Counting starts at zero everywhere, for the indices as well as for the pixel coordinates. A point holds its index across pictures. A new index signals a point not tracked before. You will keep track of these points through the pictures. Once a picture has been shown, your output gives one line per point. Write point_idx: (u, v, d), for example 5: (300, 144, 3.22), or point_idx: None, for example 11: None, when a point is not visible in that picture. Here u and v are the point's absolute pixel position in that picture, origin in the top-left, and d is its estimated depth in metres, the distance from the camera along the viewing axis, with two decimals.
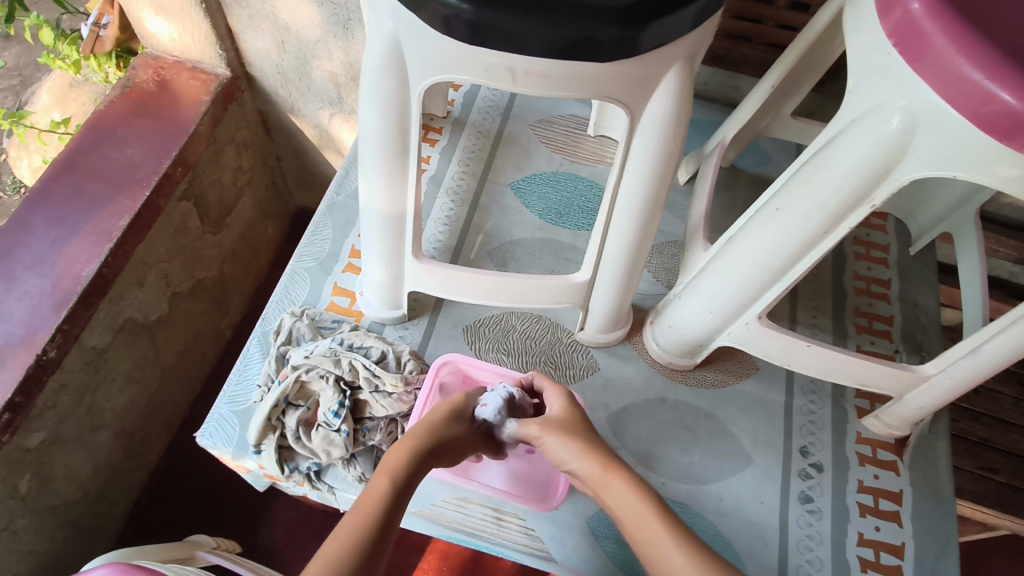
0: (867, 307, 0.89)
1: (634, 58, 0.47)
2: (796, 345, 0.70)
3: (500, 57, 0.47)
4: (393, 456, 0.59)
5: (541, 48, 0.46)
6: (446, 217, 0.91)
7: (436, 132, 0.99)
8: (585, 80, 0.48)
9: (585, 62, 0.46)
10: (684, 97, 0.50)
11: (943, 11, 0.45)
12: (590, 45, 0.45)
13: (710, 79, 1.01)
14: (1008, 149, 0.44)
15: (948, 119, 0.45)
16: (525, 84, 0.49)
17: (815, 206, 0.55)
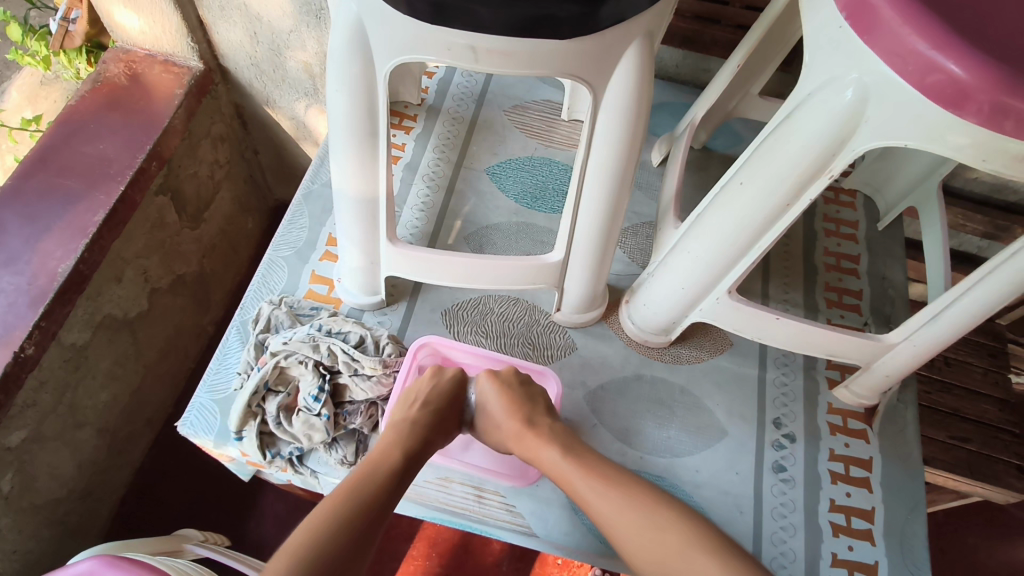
0: (837, 282, 0.91)
1: (594, 35, 0.48)
2: (764, 317, 0.72)
3: (462, 36, 0.48)
4: (391, 440, 0.65)
5: (501, 26, 0.46)
6: (422, 204, 0.92)
7: (411, 120, 0.99)
8: (547, 60, 0.49)
9: (546, 39, 0.47)
10: (645, 74, 0.52)
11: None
12: (550, 23, 0.46)
13: (682, 61, 1.03)
14: (959, 118, 0.45)
15: (899, 89, 0.46)
16: (488, 63, 0.50)
17: (777, 179, 0.56)
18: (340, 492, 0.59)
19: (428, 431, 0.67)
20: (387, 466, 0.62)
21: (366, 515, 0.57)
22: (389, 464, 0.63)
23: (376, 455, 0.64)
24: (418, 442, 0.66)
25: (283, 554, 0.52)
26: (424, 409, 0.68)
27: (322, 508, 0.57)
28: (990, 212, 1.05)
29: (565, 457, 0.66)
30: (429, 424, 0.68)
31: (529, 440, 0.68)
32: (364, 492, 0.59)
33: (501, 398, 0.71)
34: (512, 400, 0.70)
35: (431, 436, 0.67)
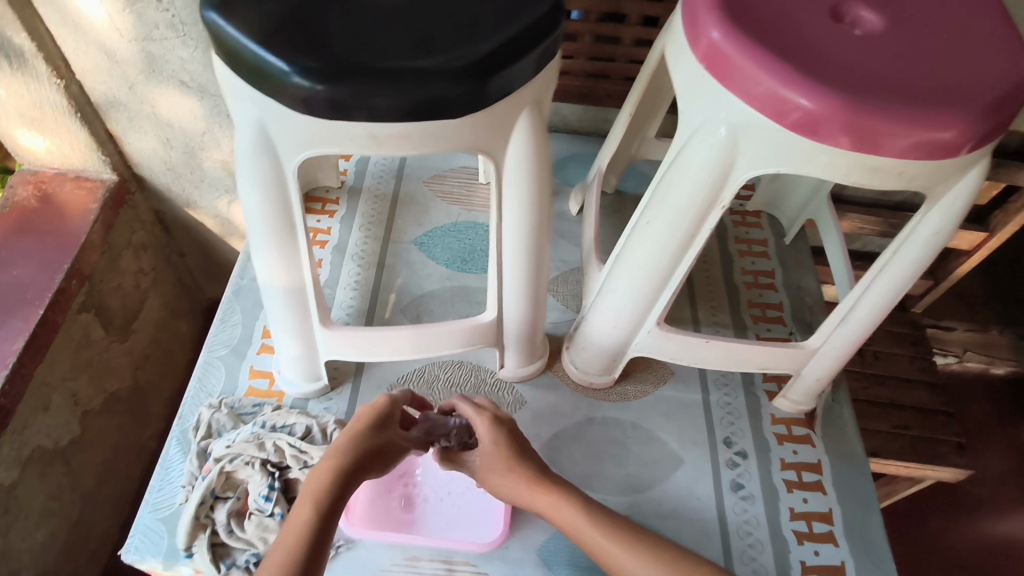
0: (758, 298, 0.97)
1: (484, 109, 0.51)
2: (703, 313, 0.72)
3: (361, 126, 0.50)
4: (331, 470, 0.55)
5: (396, 112, 0.49)
6: (354, 283, 0.93)
7: (333, 204, 1.01)
8: (444, 138, 0.52)
9: (441, 119, 0.50)
10: (538, 136, 0.56)
11: (739, 36, 0.52)
12: (440, 103, 0.49)
13: (583, 115, 1.09)
14: (820, 143, 0.51)
15: (764, 125, 0.53)
16: (389, 148, 0.52)
17: (676, 215, 0.61)
18: (284, 540, 0.50)
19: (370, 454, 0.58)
20: (326, 499, 0.53)
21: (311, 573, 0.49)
22: (328, 499, 0.53)
23: (317, 477, 0.55)
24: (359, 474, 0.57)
25: None
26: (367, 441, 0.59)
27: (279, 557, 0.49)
28: (882, 213, 1.15)
29: (575, 506, 0.60)
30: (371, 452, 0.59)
31: (541, 499, 0.62)
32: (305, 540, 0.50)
33: (501, 454, 0.64)
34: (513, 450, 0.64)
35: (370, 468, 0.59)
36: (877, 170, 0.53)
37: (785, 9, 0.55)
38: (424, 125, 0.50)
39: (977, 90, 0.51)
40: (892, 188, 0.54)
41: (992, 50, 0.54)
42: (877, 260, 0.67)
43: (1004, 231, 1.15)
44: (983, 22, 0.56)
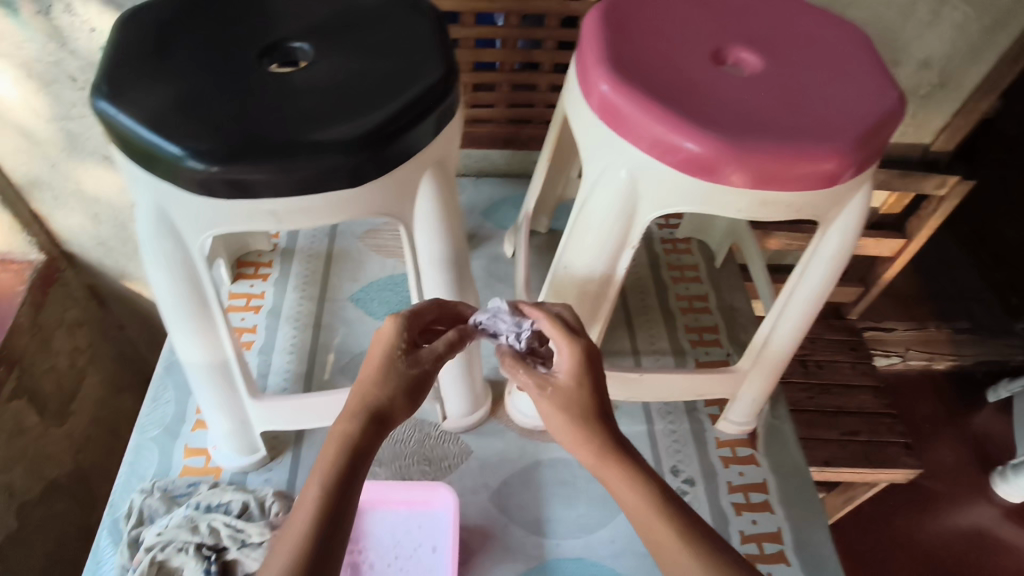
0: (694, 322, 0.99)
1: (387, 175, 0.52)
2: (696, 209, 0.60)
3: (260, 203, 0.50)
4: (343, 432, 0.47)
5: (295, 187, 0.49)
6: (291, 346, 0.91)
7: (266, 267, 1.00)
8: (350, 206, 0.52)
9: (341, 190, 0.51)
10: (444, 194, 0.57)
11: (627, 87, 0.55)
12: (340, 173, 0.49)
13: (512, 159, 1.12)
14: (712, 183, 0.54)
15: (659, 170, 0.55)
16: (291, 221, 0.52)
17: (589, 261, 0.63)
18: (298, 518, 0.44)
19: (386, 395, 0.50)
20: (342, 465, 0.46)
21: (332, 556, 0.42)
22: (343, 462, 0.46)
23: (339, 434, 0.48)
24: (379, 424, 0.49)
25: None
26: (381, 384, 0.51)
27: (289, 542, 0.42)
28: (806, 229, 1.20)
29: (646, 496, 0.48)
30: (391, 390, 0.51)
31: (607, 473, 0.50)
32: (324, 516, 0.43)
33: (575, 391, 0.53)
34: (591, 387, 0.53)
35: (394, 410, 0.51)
36: (767, 204, 0.55)
37: (670, 58, 0.58)
38: (326, 196, 0.51)
39: (849, 122, 0.55)
40: (785, 218, 0.57)
41: (860, 85, 0.58)
42: (790, 276, 0.69)
43: (919, 235, 1.22)
44: (854, 57, 0.61)
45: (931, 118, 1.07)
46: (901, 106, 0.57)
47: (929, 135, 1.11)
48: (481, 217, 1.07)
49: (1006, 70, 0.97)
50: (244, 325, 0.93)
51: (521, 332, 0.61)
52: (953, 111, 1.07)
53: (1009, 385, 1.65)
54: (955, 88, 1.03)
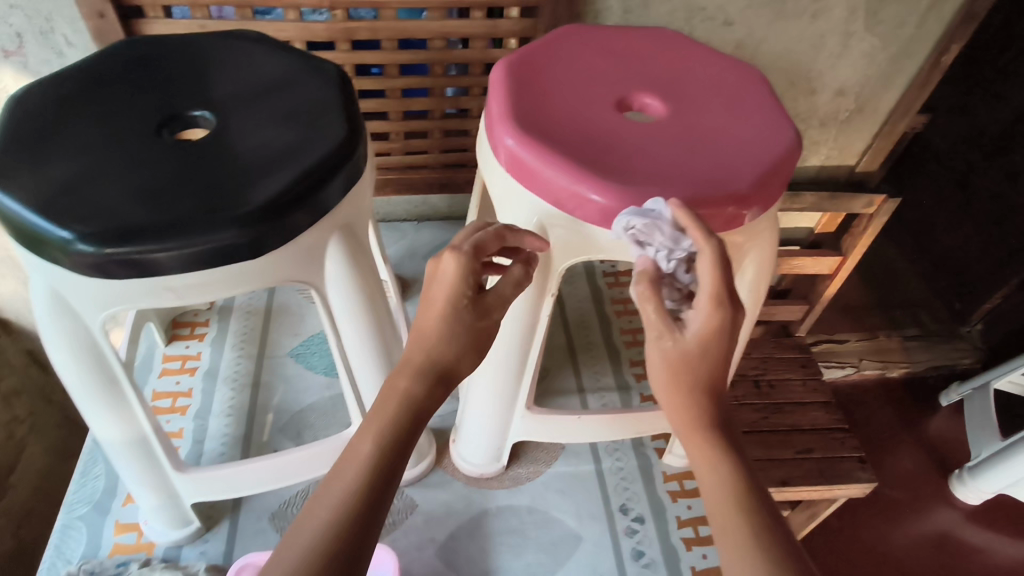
0: (638, 355, 0.99)
1: (290, 243, 0.52)
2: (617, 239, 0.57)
3: (157, 281, 0.49)
4: (402, 394, 0.47)
5: (191, 262, 0.48)
6: (228, 408, 0.88)
7: (203, 326, 0.97)
8: (255, 276, 0.52)
9: (240, 262, 0.50)
10: (354, 254, 0.57)
11: (534, 144, 0.56)
12: (239, 247, 0.49)
13: (453, 201, 1.13)
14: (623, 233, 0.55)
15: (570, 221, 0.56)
16: (191, 296, 0.51)
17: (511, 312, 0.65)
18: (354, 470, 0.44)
19: (447, 355, 0.49)
20: (400, 430, 0.46)
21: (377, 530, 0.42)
22: (402, 429, 0.46)
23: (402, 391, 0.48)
24: (445, 382, 0.49)
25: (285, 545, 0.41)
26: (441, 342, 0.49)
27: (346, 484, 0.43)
28: None
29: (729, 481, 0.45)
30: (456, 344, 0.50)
31: (691, 446, 0.48)
32: (360, 495, 0.43)
33: (684, 353, 0.47)
34: (707, 344, 0.47)
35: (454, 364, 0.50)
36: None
37: (576, 108, 0.60)
38: (227, 269, 0.50)
39: (749, 164, 0.57)
40: None
41: (759, 126, 0.60)
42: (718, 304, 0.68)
43: (855, 251, 1.23)
44: (751, 95, 0.63)
45: (853, 141, 1.11)
46: (797, 146, 0.59)
47: (852, 157, 1.15)
48: (423, 259, 1.06)
49: (916, 94, 1.02)
50: (178, 388, 0.90)
51: (675, 251, 0.51)
52: (871, 134, 1.11)
53: (958, 389, 1.67)
54: (870, 113, 1.06)
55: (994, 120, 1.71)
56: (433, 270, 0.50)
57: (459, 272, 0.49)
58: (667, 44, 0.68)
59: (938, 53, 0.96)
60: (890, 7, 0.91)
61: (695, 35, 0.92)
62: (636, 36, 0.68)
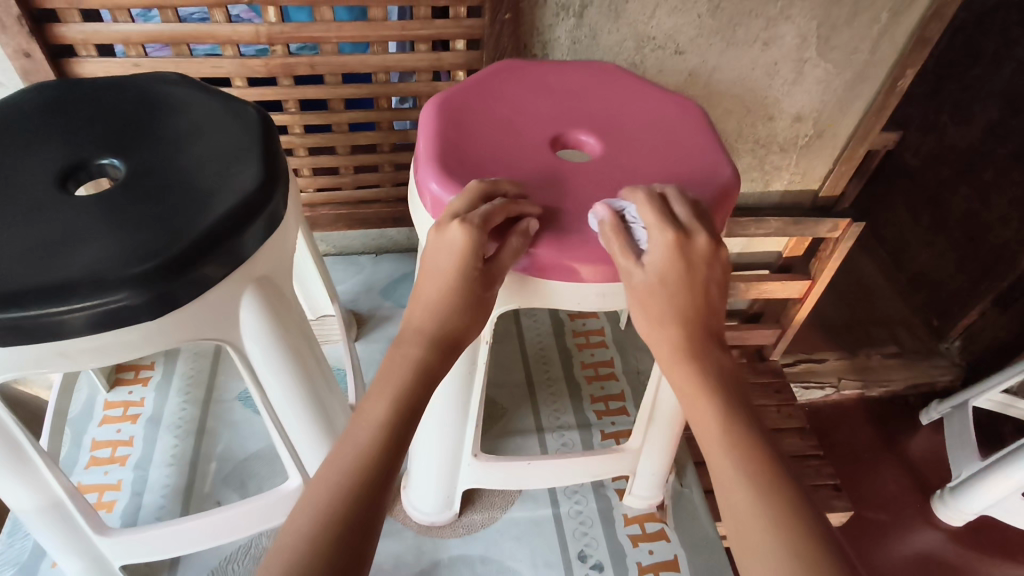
0: (599, 391, 0.96)
1: (196, 300, 0.49)
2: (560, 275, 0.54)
3: (45, 346, 0.46)
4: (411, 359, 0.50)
5: (80, 327, 0.45)
6: (173, 457, 0.84)
7: (147, 369, 0.94)
8: (157, 337, 0.49)
9: (136, 325, 0.47)
10: (271, 307, 0.54)
11: (455, 188, 0.53)
12: (135, 308, 0.45)
13: (412, 235, 1.10)
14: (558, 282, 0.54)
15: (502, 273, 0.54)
16: (87, 360, 0.48)
17: None
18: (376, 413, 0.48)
19: (457, 324, 0.52)
20: (415, 384, 0.50)
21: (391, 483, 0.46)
22: (418, 387, 0.50)
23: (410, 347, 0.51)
24: (453, 352, 0.52)
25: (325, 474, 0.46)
26: (449, 310, 0.51)
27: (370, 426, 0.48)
28: None
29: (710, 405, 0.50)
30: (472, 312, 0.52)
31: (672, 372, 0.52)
32: (379, 448, 0.47)
33: (663, 288, 0.51)
34: (677, 274, 0.52)
35: (466, 330, 0.52)
36: (601, 295, 0.55)
37: (506, 148, 0.58)
38: (123, 331, 0.47)
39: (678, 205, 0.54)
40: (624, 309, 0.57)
41: (695, 163, 0.58)
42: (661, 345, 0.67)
43: (823, 276, 1.22)
44: (690, 128, 0.61)
45: (815, 166, 1.11)
46: (736, 182, 0.57)
47: (815, 182, 1.14)
48: (380, 296, 1.04)
49: (875, 118, 1.01)
50: (119, 437, 0.85)
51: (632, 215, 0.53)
52: (832, 158, 1.10)
53: (939, 407, 1.58)
54: (830, 138, 1.06)
55: (962, 138, 1.72)
56: (440, 239, 0.51)
57: (472, 240, 0.49)
58: (605, 78, 0.66)
59: (893, 78, 0.96)
60: (843, 33, 0.90)
61: (647, 64, 0.91)
62: (575, 70, 0.67)
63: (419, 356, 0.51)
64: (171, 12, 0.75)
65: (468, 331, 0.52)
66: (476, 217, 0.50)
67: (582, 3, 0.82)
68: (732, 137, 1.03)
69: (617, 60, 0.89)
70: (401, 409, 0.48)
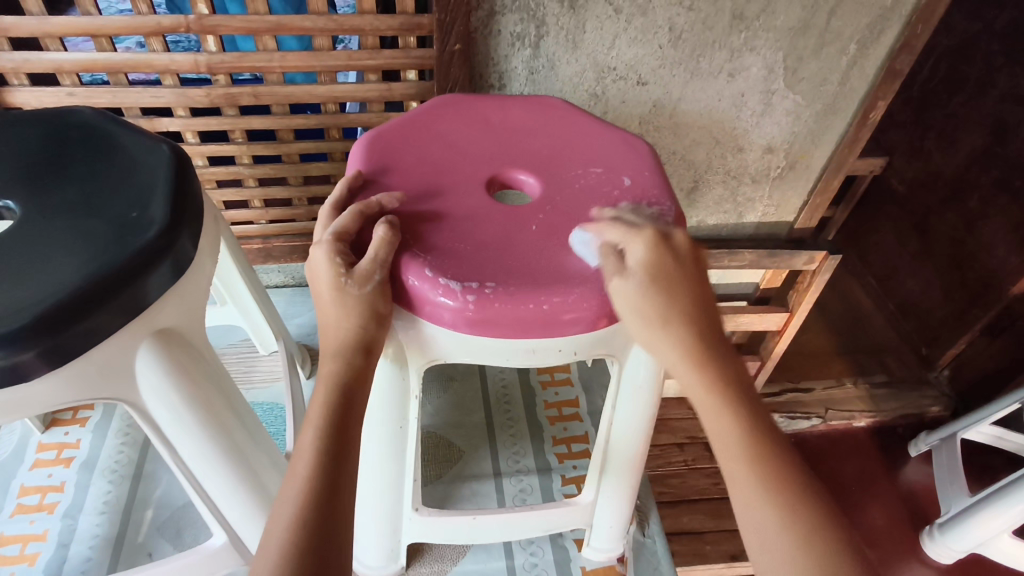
0: (562, 433, 0.91)
1: (80, 358, 0.45)
2: (430, 300, 0.48)
3: None
4: (331, 373, 0.48)
5: None
6: (104, 504, 0.79)
7: (87, 409, 0.89)
8: (38, 402, 0.44)
9: (13, 388, 0.43)
10: (175, 358, 0.49)
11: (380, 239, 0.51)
12: (7, 372, 0.41)
13: None
14: (491, 337, 0.49)
15: (430, 326, 0.51)
16: None
17: (373, 412, 0.56)
18: (319, 426, 0.46)
19: (362, 332, 0.48)
20: (339, 394, 0.47)
21: (335, 565, 0.41)
22: (345, 398, 0.47)
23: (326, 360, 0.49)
24: (362, 354, 0.48)
25: (287, 490, 0.44)
26: (343, 319, 0.48)
27: (311, 436, 0.46)
28: None
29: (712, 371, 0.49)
30: (371, 308, 0.48)
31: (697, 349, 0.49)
32: (322, 468, 0.44)
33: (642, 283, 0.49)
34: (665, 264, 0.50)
35: (373, 329, 0.49)
36: (533, 350, 0.51)
37: (438, 191, 0.55)
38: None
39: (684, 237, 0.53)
40: (558, 361, 0.53)
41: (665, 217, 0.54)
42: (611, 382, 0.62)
43: (802, 308, 1.18)
44: (636, 172, 0.58)
45: (789, 198, 1.08)
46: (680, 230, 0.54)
47: (791, 214, 1.11)
48: None
49: (848, 150, 0.99)
50: (49, 482, 0.81)
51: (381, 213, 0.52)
52: (807, 190, 1.07)
53: (927, 438, 1.52)
54: (803, 169, 1.03)
55: (947, 164, 1.69)
56: (312, 280, 0.50)
57: (328, 247, 0.48)
58: (554, 119, 0.64)
59: (866, 109, 0.94)
60: (810, 64, 0.88)
61: (610, 95, 0.89)
62: (521, 107, 0.65)
63: (333, 375, 0.48)
64: (106, 40, 0.73)
65: (375, 330, 0.49)
66: (325, 238, 0.50)
67: (538, 32, 0.80)
68: (701, 168, 1.01)
69: (578, 90, 0.87)
70: (320, 464, 0.44)
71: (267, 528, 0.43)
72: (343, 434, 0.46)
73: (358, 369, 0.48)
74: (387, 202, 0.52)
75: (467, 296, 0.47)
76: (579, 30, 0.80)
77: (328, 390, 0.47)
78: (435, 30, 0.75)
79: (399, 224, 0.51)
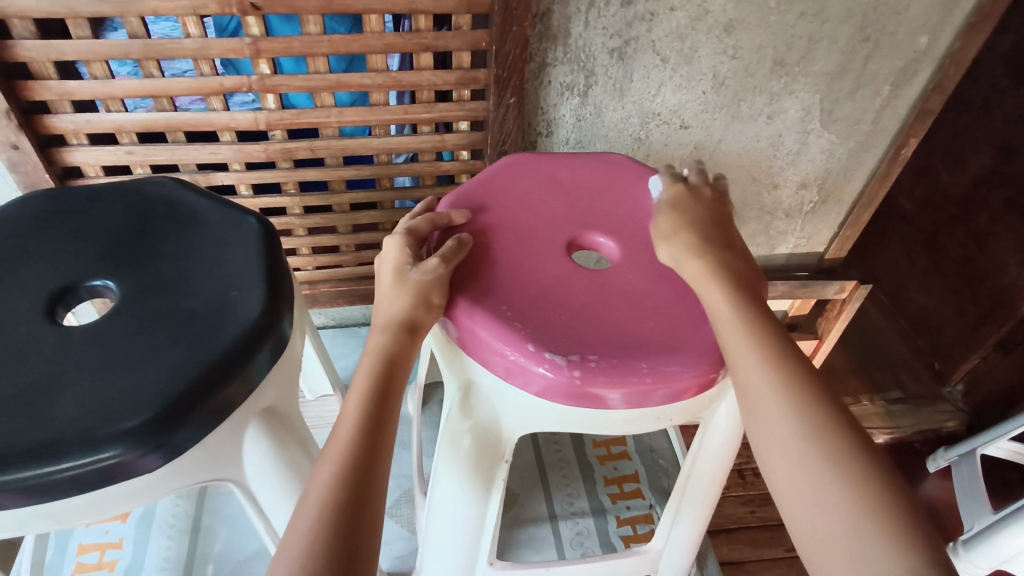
0: (613, 472, 0.92)
1: (189, 449, 0.45)
2: (528, 371, 0.49)
3: (27, 510, 0.41)
4: (378, 345, 0.50)
5: (66, 489, 0.41)
6: (166, 560, 0.79)
7: None
8: (148, 491, 0.45)
9: (125, 481, 0.43)
10: (277, 431, 0.50)
11: (479, 317, 0.51)
12: (124, 467, 0.41)
13: None
14: (590, 408, 0.50)
15: (528, 399, 0.51)
16: (74, 520, 0.43)
17: (463, 479, 0.56)
18: (364, 390, 0.48)
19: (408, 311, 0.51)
20: (382, 370, 0.49)
21: (361, 525, 0.41)
22: (388, 371, 0.49)
23: (376, 332, 0.51)
24: (409, 331, 0.51)
25: (331, 446, 0.45)
26: (398, 298, 0.51)
27: (355, 400, 0.47)
28: None
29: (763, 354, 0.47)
30: (423, 293, 0.51)
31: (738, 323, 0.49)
32: (364, 433, 0.45)
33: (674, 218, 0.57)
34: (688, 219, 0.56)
35: (422, 314, 0.51)
36: (629, 420, 0.52)
37: (526, 261, 0.56)
38: (115, 489, 0.42)
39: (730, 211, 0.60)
40: (651, 430, 0.54)
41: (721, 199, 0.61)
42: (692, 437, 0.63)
43: (831, 335, 1.19)
44: None
45: (820, 230, 1.10)
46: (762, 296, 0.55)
47: (820, 245, 1.14)
48: None
49: (880, 184, 1.01)
50: (107, 539, 0.80)
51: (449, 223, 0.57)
52: (837, 223, 1.09)
53: (946, 454, 1.50)
54: (834, 205, 1.05)
55: (955, 184, 1.69)
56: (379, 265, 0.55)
57: (401, 239, 0.54)
58: (618, 176, 0.65)
59: (897, 146, 0.96)
60: (845, 106, 0.91)
61: (653, 139, 0.90)
62: (586, 167, 0.66)
63: (381, 345, 0.50)
64: (167, 100, 0.74)
65: (423, 315, 0.51)
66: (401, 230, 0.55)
67: (586, 82, 0.81)
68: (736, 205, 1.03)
69: (623, 136, 0.89)
70: (360, 427, 0.45)
71: (310, 478, 0.44)
72: (386, 402, 0.47)
73: (404, 345, 0.50)
74: (457, 217, 0.57)
75: (573, 371, 0.49)
76: (626, 80, 0.82)
77: (374, 357, 0.49)
78: (490, 85, 0.77)
79: (469, 242, 0.55)
